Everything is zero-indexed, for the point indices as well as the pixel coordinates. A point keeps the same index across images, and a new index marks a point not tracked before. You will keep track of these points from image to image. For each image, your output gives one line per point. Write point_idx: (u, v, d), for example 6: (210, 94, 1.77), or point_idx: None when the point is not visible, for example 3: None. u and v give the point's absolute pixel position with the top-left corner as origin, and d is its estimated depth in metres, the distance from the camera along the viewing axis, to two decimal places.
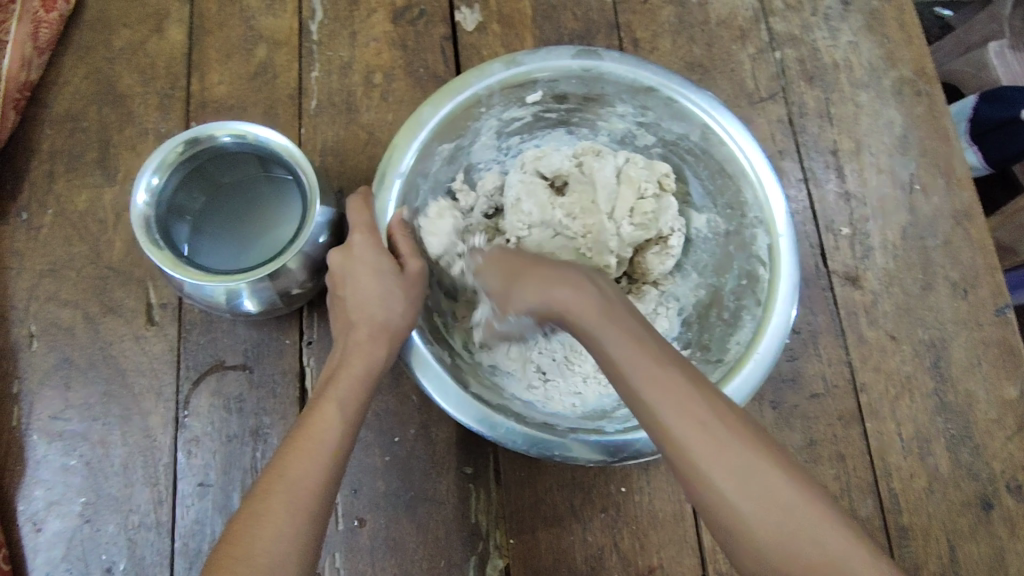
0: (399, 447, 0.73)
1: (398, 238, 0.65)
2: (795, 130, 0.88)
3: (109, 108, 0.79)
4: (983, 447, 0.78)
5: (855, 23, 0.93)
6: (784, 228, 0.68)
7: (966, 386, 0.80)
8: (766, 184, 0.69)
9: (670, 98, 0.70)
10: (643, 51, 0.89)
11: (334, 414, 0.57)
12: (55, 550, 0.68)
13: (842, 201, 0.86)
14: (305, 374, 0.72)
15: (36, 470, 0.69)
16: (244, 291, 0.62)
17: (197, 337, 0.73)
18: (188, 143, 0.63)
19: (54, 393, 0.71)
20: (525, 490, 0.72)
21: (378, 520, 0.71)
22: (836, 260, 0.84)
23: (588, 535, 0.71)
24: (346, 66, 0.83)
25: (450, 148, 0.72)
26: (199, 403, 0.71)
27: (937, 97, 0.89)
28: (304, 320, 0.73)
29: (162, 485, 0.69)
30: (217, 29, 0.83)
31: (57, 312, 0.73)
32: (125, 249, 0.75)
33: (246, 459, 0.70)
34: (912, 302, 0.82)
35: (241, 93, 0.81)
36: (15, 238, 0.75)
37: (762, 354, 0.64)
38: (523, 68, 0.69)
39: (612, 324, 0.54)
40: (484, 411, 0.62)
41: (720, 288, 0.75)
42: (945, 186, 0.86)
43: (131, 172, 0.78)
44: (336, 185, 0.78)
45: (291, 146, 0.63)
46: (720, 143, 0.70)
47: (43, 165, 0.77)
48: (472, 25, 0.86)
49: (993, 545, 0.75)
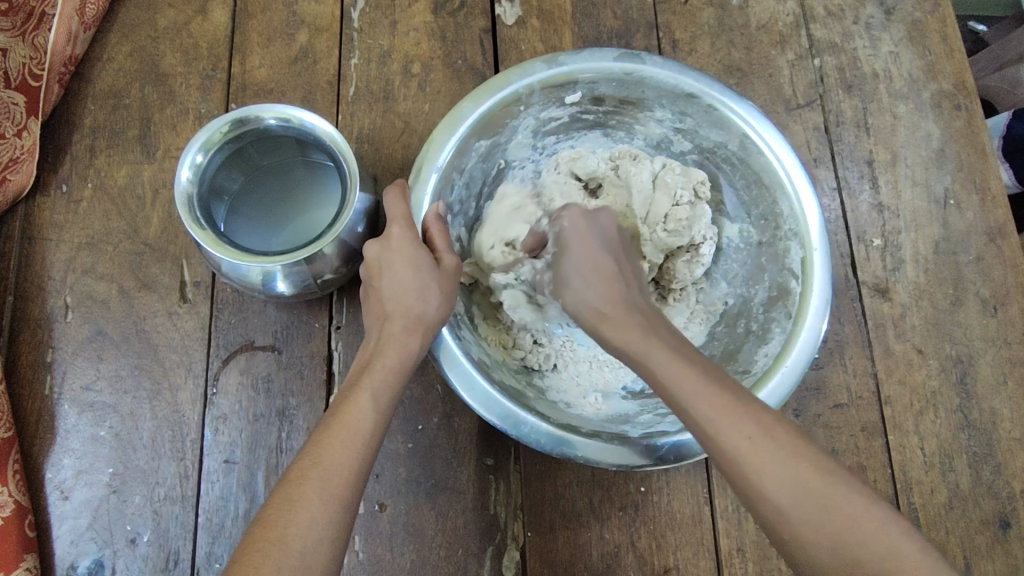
0: (422, 435, 0.73)
1: (432, 231, 0.66)
2: (831, 138, 0.88)
3: (150, 86, 0.80)
4: (1005, 466, 0.78)
5: (896, 34, 0.92)
6: (818, 242, 0.67)
7: (993, 405, 0.79)
8: (804, 197, 0.68)
9: (710, 106, 0.70)
10: (681, 52, 0.89)
11: (371, 398, 0.58)
12: (82, 517, 0.69)
13: (875, 212, 0.85)
14: (333, 358, 0.73)
15: (66, 438, 0.71)
16: (279, 273, 0.63)
17: (229, 316, 0.73)
18: (234, 124, 0.63)
19: (88, 363, 0.72)
20: (544, 485, 0.72)
21: (398, 505, 0.71)
22: (866, 271, 0.83)
23: (606, 532, 0.72)
24: (385, 55, 0.83)
25: (486, 144, 0.72)
26: (229, 381, 0.72)
27: (976, 112, 0.88)
28: (334, 305, 0.74)
29: (188, 460, 0.70)
30: (260, 13, 0.84)
31: (92, 285, 0.74)
32: (161, 225, 0.76)
33: (272, 439, 0.71)
34: (941, 317, 0.82)
35: (282, 78, 0.82)
36: (55, 210, 0.76)
37: (790, 367, 0.64)
38: (565, 67, 0.69)
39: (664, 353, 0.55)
40: (509, 408, 0.62)
41: (749, 299, 0.74)
42: (980, 202, 0.85)
43: (170, 149, 0.79)
44: (371, 173, 0.79)
45: (335, 134, 0.64)
46: (759, 153, 0.69)
47: (85, 139, 0.78)
48: (512, 19, 0.86)
49: (1009, 565, 0.75)
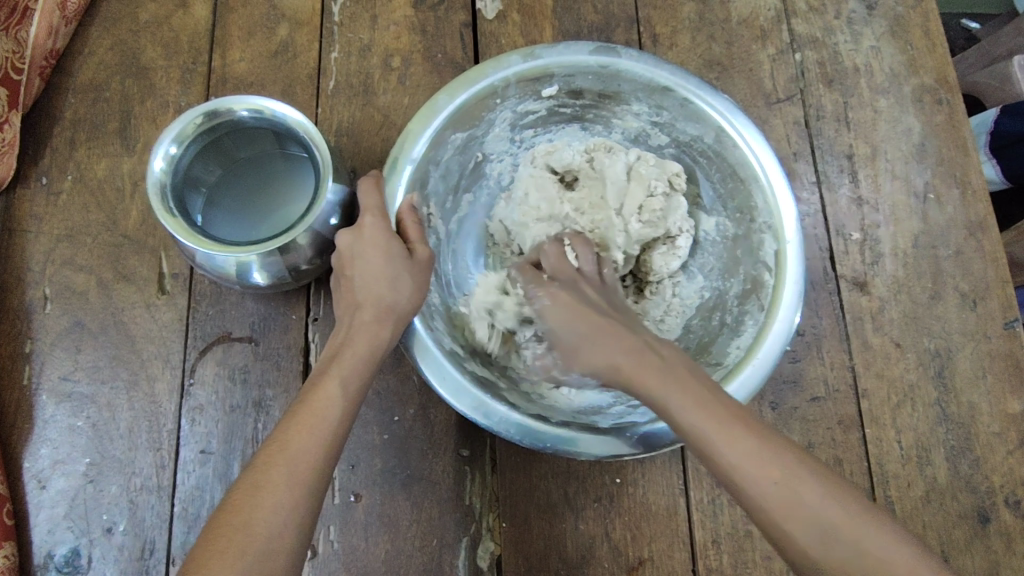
0: (398, 426, 0.73)
1: (406, 221, 0.66)
2: (810, 132, 0.88)
3: (130, 80, 0.81)
4: (983, 460, 0.78)
5: (877, 29, 0.92)
6: (792, 235, 0.67)
7: (970, 398, 0.79)
8: (778, 190, 0.68)
9: (685, 99, 0.70)
10: (661, 47, 0.89)
11: (340, 386, 0.58)
12: (59, 507, 0.69)
13: (854, 206, 0.85)
14: (310, 349, 0.73)
15: (44, 428, 0.71)
16: (254, 264, 0.63)
17: (206, 308, 0.74)
18: (207, 115, 0.64)
19: (65, 354, 0.73)
20: (519, 476, 0.73)
21: (374, 495, 0.72)
22: (845, 264, 0.83)
23: (580, 523, 0.72)
24: (366, 49, 0.83)
25: (463, 137, 0.72)
26: (205, 372, 0.72)
27: (957, 106, 0.88)
28: (311, 296, 0.74)
29: (164, 450, 0.70)
30: (241, 8, 0.84)
31: (70, 276, 0.75)
32: (140, 218, 0.76)
33: (248, 430, 0.71)
34: (919, 311, 0.82)
35: (262, 71, 0.82)
36: (34, 202, 0.76)
37: (761, 360, 0.64)
38: (541, 61, 0.69)
39: (677, 377, 0.55)
40: (480, 397, 0.62)
41: (724, 292, 0.74)
42: (960, 197, 0.85)
43: (150, 142, 0.79)
44: (349, 165, 0.79)
45: (307, 123, 0.64)
46: (733, 146, 0.69)
47: (66, 132, 0.79)
48: (492, 13, 0.87)
49: (987, 558, 0.75)
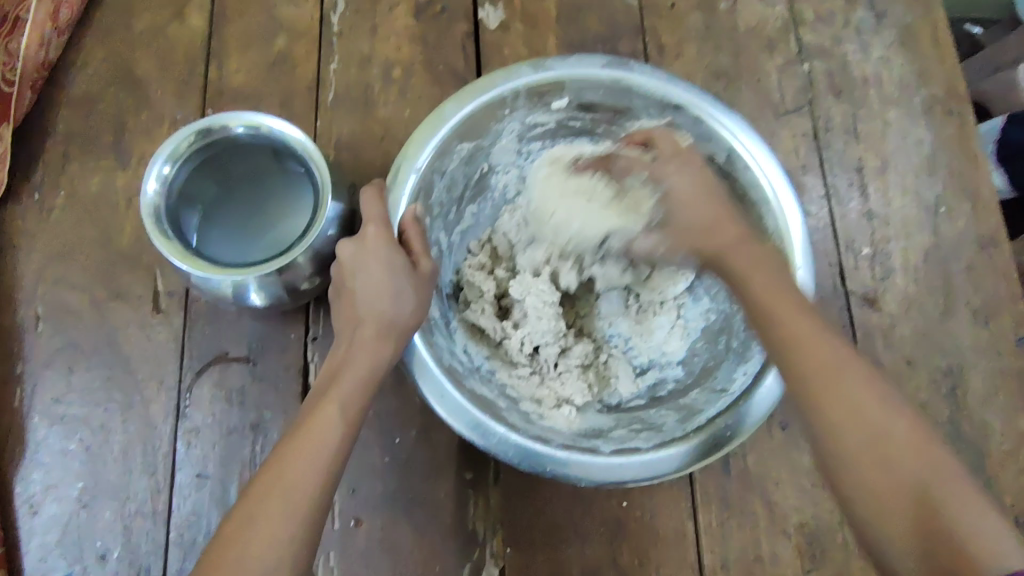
0: (399, 448, 0.72)
1: (409, 234, 0.63)
2: (819, 145, 0.86)
3: (125, 92, 0.79)
4: (995, 480, 0.76)
5: (887, 38, 0.90)
6: (802, 260, 0.65)
7: (982, 417, 0.78)
8: (789, 213, 0.66)
9: (698, 118, 0.68)
10: (667, 57, 0.88)
11: (340, 408, 0.56)
12: (51, 533, 0.67)
13: (865, 220, 0.84)
14: (309, 369, 0.72)
15: (36, 452, 0.69)
16: (251, 285, 0.62)
17: (203, 326, 0.72)
18: (202, 133, 0.64)
19: (58, 375, 0.71)
20: (524, 500, 0.71)
21: (375, 520, 0.70)
22: (856, 280, 0.82)
23: (586, 548, 0.70)
24: (366, 60, 0.82)
25: (469, 147, 0.70)
26: (202, 393, 0.70)
27: (967, 118, 0.87)
28: (311, 315, 0.72)
29: (159, 474, 0.69)
30: (238, 18, 0.82)
31: (63, 295, 0.73)
32: (135, 234, 0.75)
33: (245, 452, 0.69)
34: (931, 328, 0.80)
35: (260, 83, 0.80)
36: (26, 218, 0.75)
37: (769, 388, 0.63)
38: (552, 73, 0.67)
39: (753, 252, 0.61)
40: (479, 417, 0.60)
41: (731, 315, 0.71)
42: (972, 210, 0.84)
43: (145, 157, 0.77)
44: (349, 180, 0.77)
45: (306, 141, 0.64)
46: (745, 168, 0.68)
47: (59, 146, 0.77)
48: (495, 23, 0.85)
49: None
